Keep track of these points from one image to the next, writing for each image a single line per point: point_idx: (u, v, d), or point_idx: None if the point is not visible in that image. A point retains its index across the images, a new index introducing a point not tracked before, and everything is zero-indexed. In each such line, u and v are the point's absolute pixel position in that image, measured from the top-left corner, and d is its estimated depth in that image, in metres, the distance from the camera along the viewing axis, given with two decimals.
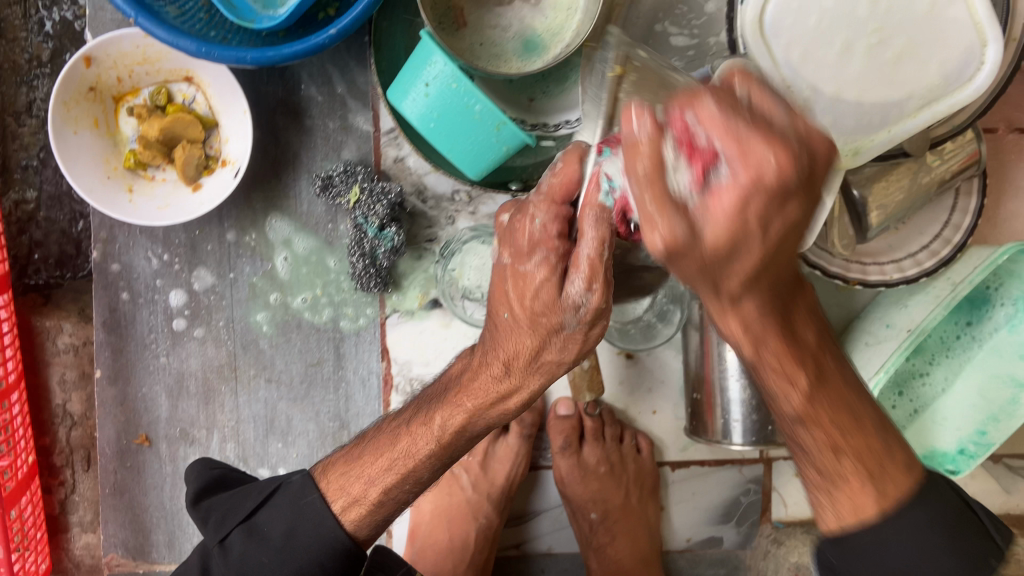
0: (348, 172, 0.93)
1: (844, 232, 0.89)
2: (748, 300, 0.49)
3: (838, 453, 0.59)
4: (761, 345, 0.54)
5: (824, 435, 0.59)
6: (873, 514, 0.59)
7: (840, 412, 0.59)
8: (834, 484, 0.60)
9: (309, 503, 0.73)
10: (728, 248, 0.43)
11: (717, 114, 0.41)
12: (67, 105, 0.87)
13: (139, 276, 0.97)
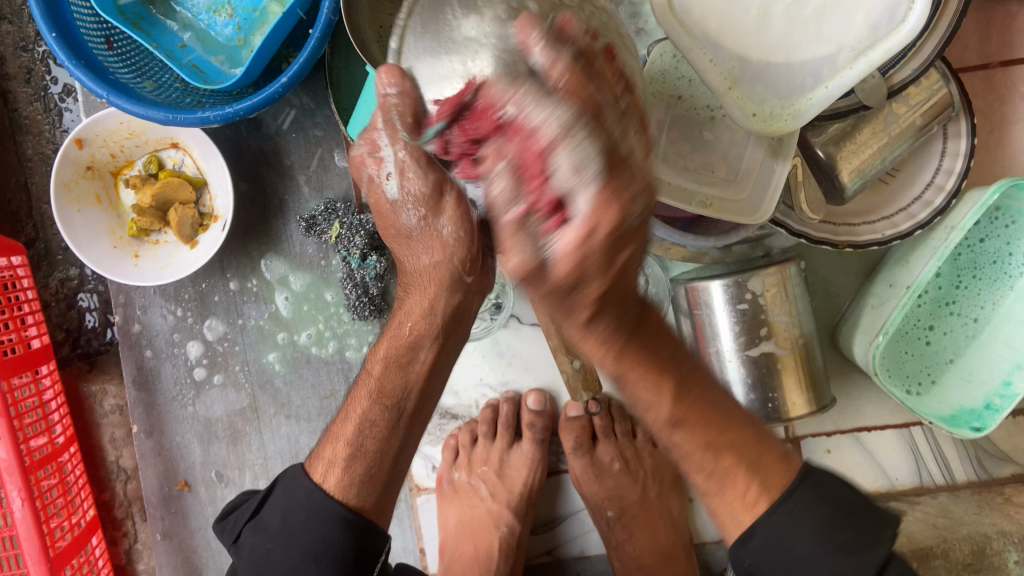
0: (329, 210, 0.97)
1: (813, 195, 0.86)
2: (601, 323, 0.52)
3: (715, 451, 0.64)
4: (621, 359, 0.57)
5: (700, 434, 0.63)
6: (763, 507, 0.63)
7: (703, 434, 0.64)
8: (720, 486, 0.64)
9: (302, 489, 0.75)
10: (575, 276, 0.44)
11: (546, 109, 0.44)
12: (67, 186, 0.95)
13: (159, 334, 1.04)
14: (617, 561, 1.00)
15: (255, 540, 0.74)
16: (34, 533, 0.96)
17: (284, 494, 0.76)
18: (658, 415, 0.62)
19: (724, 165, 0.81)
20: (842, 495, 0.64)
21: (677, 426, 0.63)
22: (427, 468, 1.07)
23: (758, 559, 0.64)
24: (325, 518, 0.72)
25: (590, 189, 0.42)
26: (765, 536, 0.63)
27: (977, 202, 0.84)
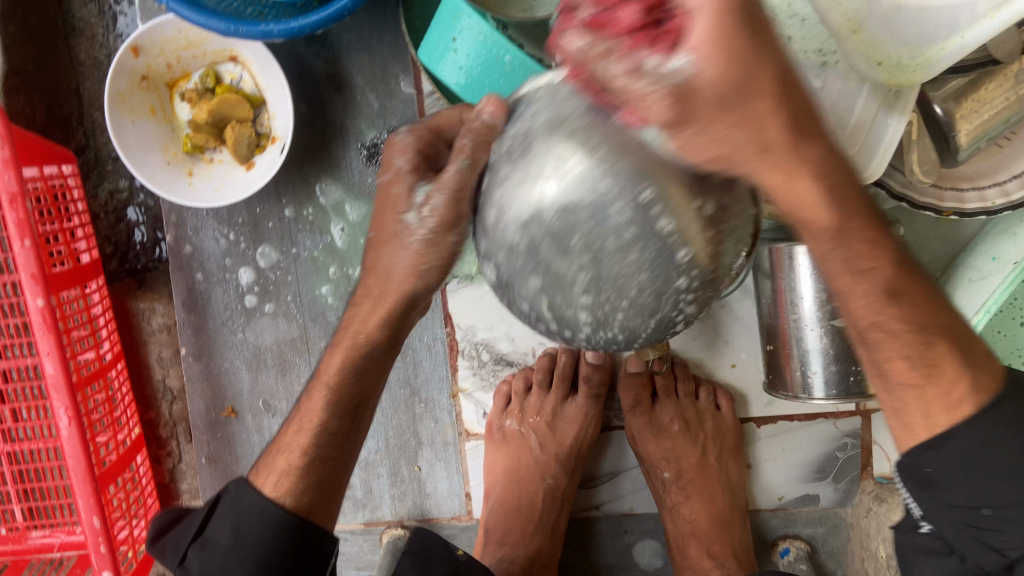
0: (392, 137, 0.95)
1: (925, 156, 0.78)
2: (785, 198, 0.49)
3: (927, 335, 0.54)
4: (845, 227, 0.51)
5: (901, 326, 0.53)
6: (968, 410, 0.53)
7: (917, 316, 0.54)
8: (926, 377, 0.54)
9: (246, 500, 0.69)
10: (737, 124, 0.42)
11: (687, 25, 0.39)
12: (121, 96, 0.90)
13: (210, 257, 1.00)
14: (669, 522, 0.97)
15: (204, 561, 0.69)
16: (81, 452, 0.94)
17: (231, 511, 0.70)
18: (856, 299, 0.53)
19: (832, 116, 0.72)
20: None
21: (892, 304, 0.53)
22: (478, 414, 1.02)
23: (941, 471, 0.54)
24: (273, 526, 0.67)
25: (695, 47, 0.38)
26: (965, 444, 0.53)
27: None
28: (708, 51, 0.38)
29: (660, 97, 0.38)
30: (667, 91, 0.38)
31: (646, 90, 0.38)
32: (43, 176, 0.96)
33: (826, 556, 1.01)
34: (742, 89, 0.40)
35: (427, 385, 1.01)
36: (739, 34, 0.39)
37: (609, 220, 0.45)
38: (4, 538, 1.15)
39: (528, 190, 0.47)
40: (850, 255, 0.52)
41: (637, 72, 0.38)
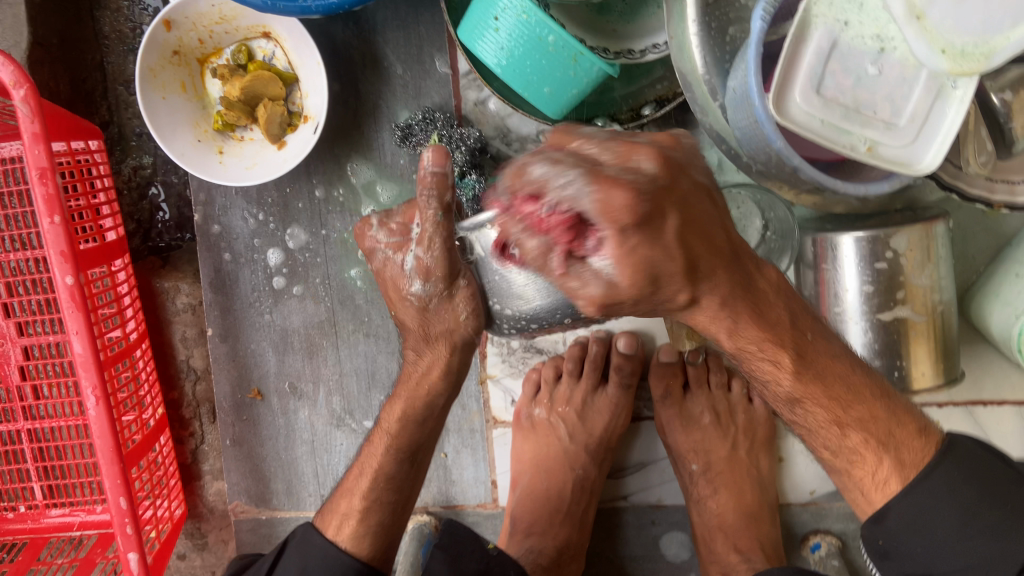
0: (427, 120, 0.90)
1: (982, 148, 0.77)
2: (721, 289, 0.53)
3: (842, 428, 0.66)
4: (738, 335, 0.57)
5: (824, 412, 0.66)
6: (895, 488, 0.65)
7: (824, 411, 0.66)
8: (851, 461, 0.68)
9: (314, 544, 0.77)
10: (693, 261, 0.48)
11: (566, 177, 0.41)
12: (152, 71, 0.88)
13: (239, 237, 0.98)
14: (697, 515, 0.96)
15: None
16: (108, 432, 0.93)
17: (299, 555, 0.77)
18: (780, 386, 0.65)
19: (888, 105, 0.70)
20: (988, 475, 0.64)
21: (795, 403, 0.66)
22: (506, 401, 1.01)
23: (899, 531, 0.65)
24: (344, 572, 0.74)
25: (592, 185, 0.40)
26: (899, 518, 0.65)
27: None
28: (626, 251, 0.41)
29: (597, 285, 0.42)
30: (600, 281, 0.42)
31: (587, 281, 0.42)
32: (71, 151, 0.95)
33: (857, 552, 1.00)
34: (650, 275, 0.44)
35: (456, 370, 0.99)
36: (638, 224, 0.41)
37: (566, 280, 0.58)
38: (23, 516, 1.15)
39: (530, 299, 0.61)
40: (754, 367, 0.63)
41: (545, 243, 0.41)
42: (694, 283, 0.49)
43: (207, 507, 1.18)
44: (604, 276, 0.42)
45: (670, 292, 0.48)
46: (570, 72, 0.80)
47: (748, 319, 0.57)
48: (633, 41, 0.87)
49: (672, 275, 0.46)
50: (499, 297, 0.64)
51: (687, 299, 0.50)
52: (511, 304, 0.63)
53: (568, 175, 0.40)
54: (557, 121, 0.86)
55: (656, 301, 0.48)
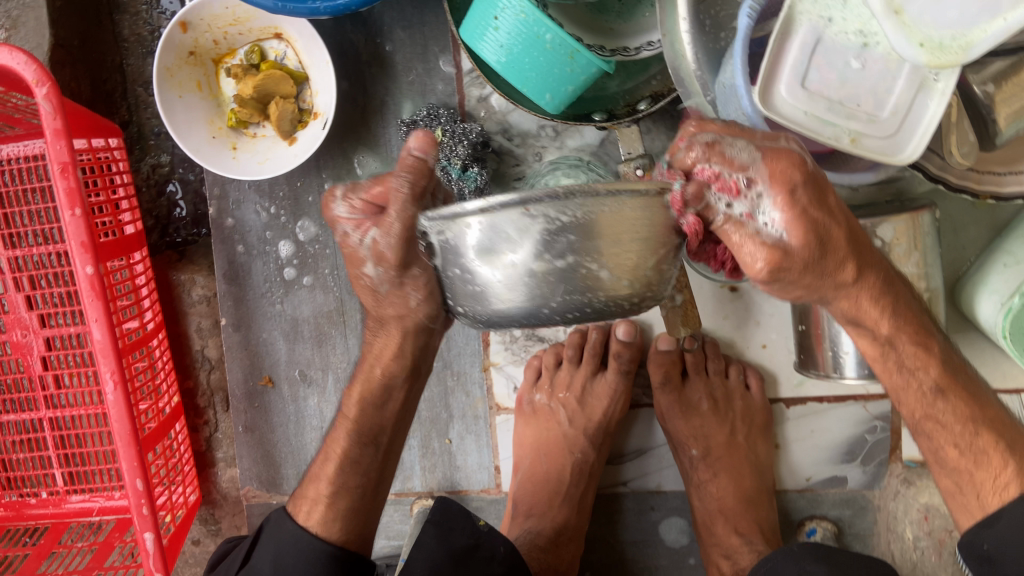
0: (431, 114, 0.94)
1: (964, 139, 0.79)
2: (868, 279, 0.60)
3: (975, 426, 0.66)
4: (897, 317, 0.63)
5: (948, 434, 0.67)
6: (1015, 492, 0.64)
7: (965, 409, 0.66)
8: (975, 463, 0.66)
9: (285, 530, 0.81)
10: (816, 243, 0.55)
11: (782, 202, 0.54)
12: (170, 71, 0.93)
13: (251, 230, 1.02)
14: (696, 499, 0.98)
15: None
16: (125, 416, 0.97)
17: (271, 541, 0.81)
18: (925, 381, 0.66)
19: (872, 98, 0.73)
20: None
21: (940, 397, 0.66)
22: (509, 389, 1.04)
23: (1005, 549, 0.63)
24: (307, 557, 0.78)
25: (774, 187, 0.54)
26: (1013, 520, 0.63)
27: None
28: (793, 208, 0.54)
29: (769, 240, 0.55)
30: (770, 244, 0.55)
31: (755, 238, 0.55)
32: (91, 148, 1.00)
33: (853, 537, 1.02)
34: (813, 238, 0.55)
35: (459, 358, 1.03)
36: (805, 187, 0.54)
37: (542, 264, 0.52)
38: (46, 501, 1.19)
39: (509, 298, 0.54)
40: (901, 358, 0.65)
41: (725, 210, 0.55)
42: (857, 256, 0.59)
43: (221, 493, 1.22)
44: (777, 236, 0.55)
45: (836, 265, 0.58)
46: (567, 69, 0.83)
47: (892, 305, 0.63)
48: (628, 40, 0.90)
49: (838, 243, 0.57)
50: (463, 299, 0.59)
51: (854, 276, 0.59)
52: (484, 305, 0.56)
53: (734, 149, 0.55)
54: (555, 116, 0.90)
55: (824, 275, 0.58)
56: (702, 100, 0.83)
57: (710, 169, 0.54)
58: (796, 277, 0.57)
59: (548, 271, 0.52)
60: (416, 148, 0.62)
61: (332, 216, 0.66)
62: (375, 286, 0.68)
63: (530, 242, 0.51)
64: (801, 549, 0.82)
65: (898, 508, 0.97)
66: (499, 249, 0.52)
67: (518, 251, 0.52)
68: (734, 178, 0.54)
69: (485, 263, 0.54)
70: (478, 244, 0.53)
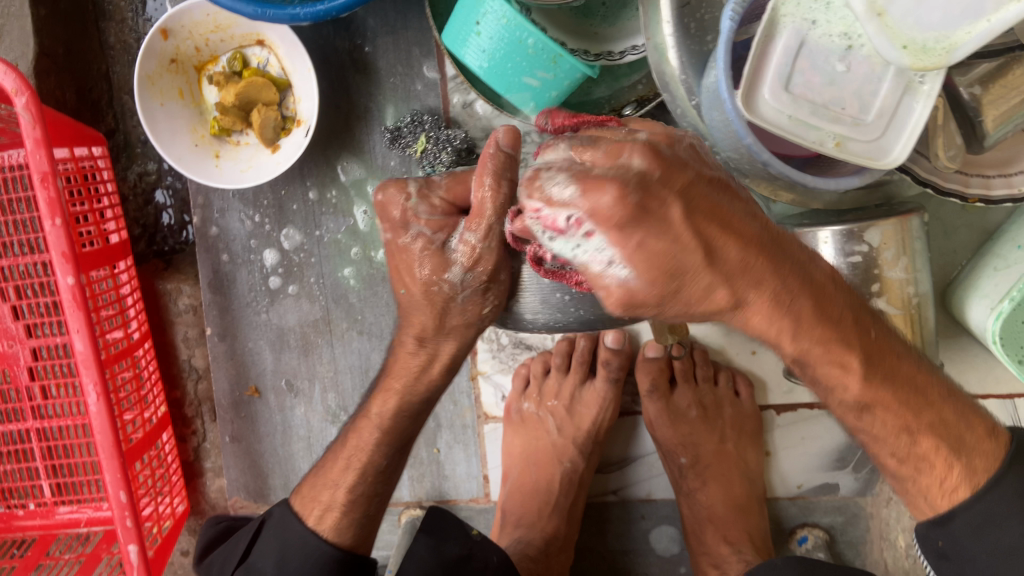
0: (415, 121, 0.94)
1: (951, 142, 0.78)
2: (744, 292, 0.53)
3: (913, 434, 0.62)
4: (797, 336, 0.57)
5: (895, 418, 0.62)
6: (965, 494, 0.62)
7: (896, 421, 0.62)
8: (919, 469, 0.64)
9: (290, 530, 0.79)
10: (666, 268, 0.48)
11: (609, 223, 0.45)
12: (151, 79, 0.92)
13: (236, 238, 1.01)
14: (687, 508, 0.97)
15: None
16: (108, 427, 0.96)
17: (274, 538, 0.80)
18: (846, 394, 0.61)
19: (856, 101, 0.72)
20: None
21: (867, 410, 0.62)
22: (497, 398, 1.03)
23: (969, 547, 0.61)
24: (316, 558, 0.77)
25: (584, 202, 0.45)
26: (971, 518, 0.62)
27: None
28: (632, 253, 0.46)
29: (612, 282, 0.47)
30: (618, 286, 0.47)
31: (598, 279, 0.48)
32: (74, 157, 0.99)
33: (845, 545, 1.01)
34: (659, 267, 0.48)
35: None
36: (636, 221, 0.46)
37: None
38: (32, 513, 1.18)
39: (539, 316, 0.64)
40: (817, 370, 0.60)
41: (579, 251, 0.46)
42: (727, 278, 0.51)
43: (209, 504, 1.21)
44: (622, 274, 0.47)
45: (697, 292, 0.51)
46: (551, 74, 0.82)
47: (792, 314, 0.55)
48: (613, 44, 0.89)
49: (694, 270, 0.49)
50: (515, 304, 0.66)
51: (714, 295, 0.52)
52: (526, 326, 0.67)
53: (560, 175, 0.46)
54: (539, 121, 0.89)
55: (688, 302, 0.51)
56: (688, 105, 0.82)
57: (530, 201, 0.47)
58: (655, 310, 0.51)
59: (564, 289, 0.60)
60: (503, 143, 0.57)
61: (400, 214, 0.65)
62: (449, 295, 0.66)
63: (528, 267, 0.61)
64: (785, 563, 0.80)
65: (891, 515, 0.96)
66: (540, 272, 0.61)
67: (529, 273, 0.63)
68: (563, 216, 0.46)
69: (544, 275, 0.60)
70: (537, 261, 0.59)
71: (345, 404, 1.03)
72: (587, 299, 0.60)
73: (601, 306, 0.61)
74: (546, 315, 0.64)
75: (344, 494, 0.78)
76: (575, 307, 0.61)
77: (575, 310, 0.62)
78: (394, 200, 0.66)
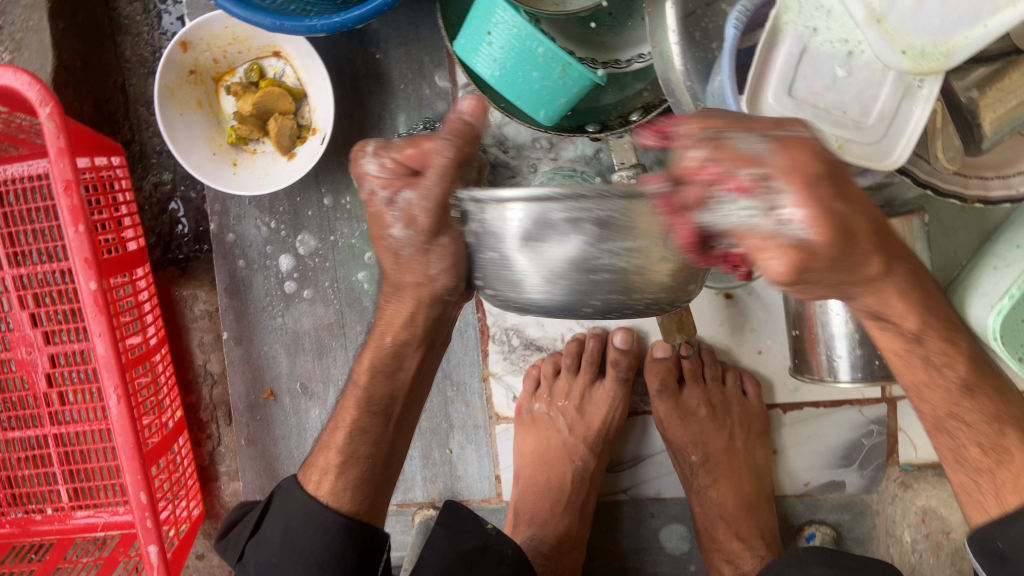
0: (427, 128, 0.97)
1: (949, 143, 0.81)
2: (893, 272, 0.52)
3: (1000, 424, 0.64)
4: (924, 313, 0.57)
5: (972, 436, 0.65)
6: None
7: (992, 408, 0.64)
8: (999, 462, 0.64)
9: (295, 500, 0.80)
10: (851, 238, 0.45)
11: (806, 196, 0.41)
12: (170, 89, 0.95)
13: (252, 245, 1.04)
14: (697, 505, 0.99)
15: (259, 556, 0.80)
16: (128, 430, 0.98)
17: (281, 509, 0.81)
18: (949, 378, 0.62)
19: (858, 105, 0.74)
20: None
21: (965, 398, 0.63)
22: (508, 399, 1.05)
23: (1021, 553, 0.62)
24: (320, 530, 0.77)
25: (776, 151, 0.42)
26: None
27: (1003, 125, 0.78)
28: (811, 199, 0.41)
29: (788, 243, 0.42)
30: (790, 246, 0.42)
31: (768, 254, 0.42)
32: (94, 166, 1.01)
33: (852, 541, 1.03)
34: (841, 231, 0.42)
35: (459, 368, 1.04)
36: (824, 176, 0.42)
37: (584, 255, 0.53)
38: (51, 517, 1.20)
39: (533, 288, 0.57)
40: (926, 354, 0.60)
41: (740, 214, 0.42)
42: (882, 250, 0.49)
43: (224, 507, 1.22)
44: (802, 236, 0.41)
45: (861, 257, 0.47)
46: (560, 81, 0.85)
47: (916, 300, 0.55)
48: (620, 52, 0.92)
49: (862, 236, 0.46)
50: (491, 280, 0.61)
51: (879, 267, 0.49)
52: (515, 292, 0.59)
53: (744, 141, 0.42)
54: (549, 128, 0.91)
55: (845, 270, 0.47)
56: (692, 110, 0.83)
57: (699, 156, 0.42)
58: (820, 277, 0.45)
59: (573, 271, 0.55)
60: (465, 111, 0.61)
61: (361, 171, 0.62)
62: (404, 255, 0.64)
63: (538, 238, 0.54)
64: (810, 553, 0.82)
65: (896, 511, 0.98)
66: (518, 253, 0.56)
67: (534, 247, 0.54)
68: (753, 178, 0.41)
69: (526, 254, 0.55)
70: (521, 237, 0.54)
71: None
72: (592, 286, 0.56)
73: (604, 298, 0.57)
74: (532, 297, 0.58)
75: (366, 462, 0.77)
76: (577, 290, 0.56)
77: (579, 293, 0.57)
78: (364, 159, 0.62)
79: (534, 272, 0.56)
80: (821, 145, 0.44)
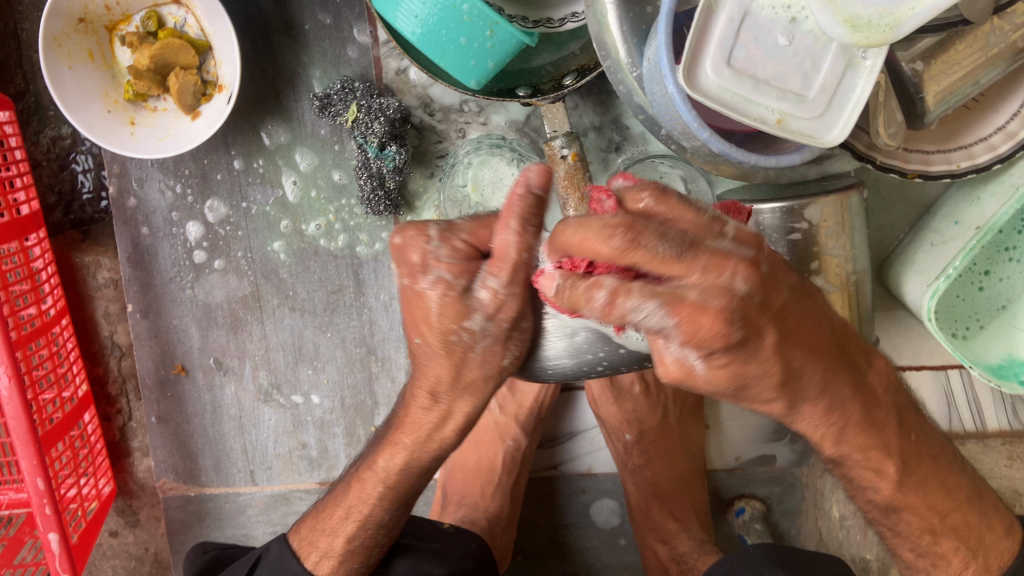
0: (346, 89, 0.88)
1: (891, 118, 0.75)
2: (812, 404, 0.51)
3: (984, 516, 0.64)
4: (842, 441, 0.55)
5: (919, 520, 0.61)
6: None
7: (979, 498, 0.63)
8: None
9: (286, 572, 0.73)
10: (741, 374, 0.46)
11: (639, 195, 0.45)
12: (57, 40, 0.85)
13: (157, 210, 0.96)
14: (633, 484, 0.95)
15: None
16: (22, 412, 0.91)
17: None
18: (876, 495, 0.60)
19: (799, 75, 0.67)
20: None
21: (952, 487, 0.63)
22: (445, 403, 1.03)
23: None
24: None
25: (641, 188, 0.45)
26: None
27: (953, 90, 0.73)
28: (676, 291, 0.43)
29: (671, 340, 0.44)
30: (677, 357, 0.44)
31: (666, 341, 0.43)
32: None
33: (781, 515, 1.02)
34: (737, 376, 0.45)
35: (383, 344, 0.98)
36: (736, 333, 0.43)
37: None
38: None
39: (578, 345, 0.53)
40: (857, 470, 0.58)
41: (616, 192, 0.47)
42: (791, 393, 0.49)
43: (138, 484, 1.17)
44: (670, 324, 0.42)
45: (760, 394, 0.48)
46: (486, 43, 0.78)
47: (848, 424, 0.54)
48: (553, 10, 0.85)
49: (763, 330, 0.44)
50: (531, 360, 0.56)
51: (815, 396, 0.51)
52: (560, 365, 0.55)
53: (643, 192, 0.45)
54: (477, 91, 0.84)
55: (746, 399, 0.49)
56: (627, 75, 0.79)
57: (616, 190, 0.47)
58: (723, 375, 0.45)
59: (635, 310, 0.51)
60: (534, 183, 0.48)
61: (419, 258, 0.52)
62: (470, 348, 0.54)
63: None
64: (756, 549, 0.76)
65: (825, 486, 0.97)
66: (575, 333, 0.53)
67: None
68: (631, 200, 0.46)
69: (581, 337, 0.53)
70: None
71: (279, 382, 1.01)
72: None
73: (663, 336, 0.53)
74: (608, 356, 0.53)
75: (343, 543, 0.71)
76: (649, 328, 0.52)
77: (645, 340, 0.52)
78: (413, 242, 0.52)
79: (596, 327, 0.52)
80: (751, 297, 0.42)
